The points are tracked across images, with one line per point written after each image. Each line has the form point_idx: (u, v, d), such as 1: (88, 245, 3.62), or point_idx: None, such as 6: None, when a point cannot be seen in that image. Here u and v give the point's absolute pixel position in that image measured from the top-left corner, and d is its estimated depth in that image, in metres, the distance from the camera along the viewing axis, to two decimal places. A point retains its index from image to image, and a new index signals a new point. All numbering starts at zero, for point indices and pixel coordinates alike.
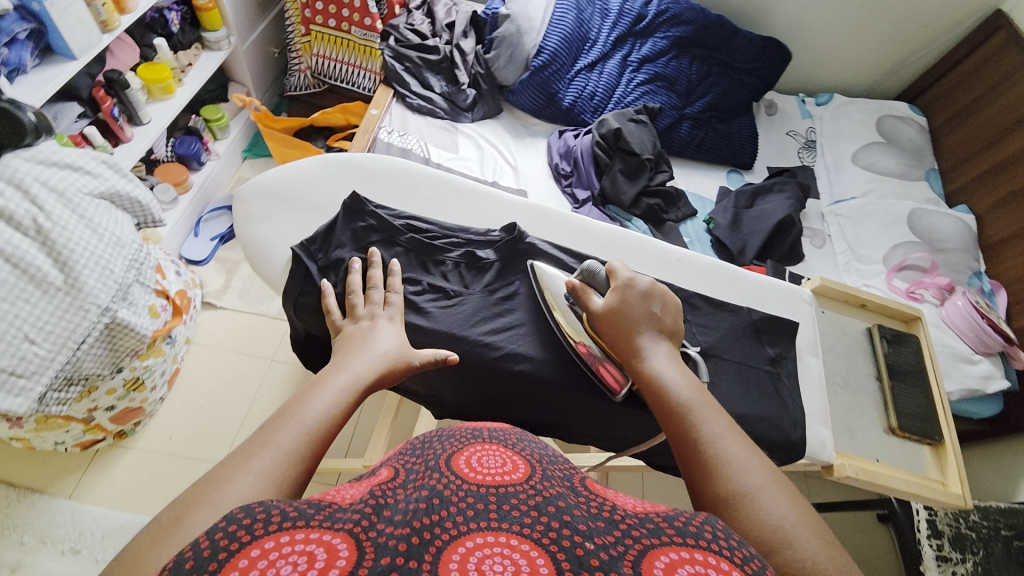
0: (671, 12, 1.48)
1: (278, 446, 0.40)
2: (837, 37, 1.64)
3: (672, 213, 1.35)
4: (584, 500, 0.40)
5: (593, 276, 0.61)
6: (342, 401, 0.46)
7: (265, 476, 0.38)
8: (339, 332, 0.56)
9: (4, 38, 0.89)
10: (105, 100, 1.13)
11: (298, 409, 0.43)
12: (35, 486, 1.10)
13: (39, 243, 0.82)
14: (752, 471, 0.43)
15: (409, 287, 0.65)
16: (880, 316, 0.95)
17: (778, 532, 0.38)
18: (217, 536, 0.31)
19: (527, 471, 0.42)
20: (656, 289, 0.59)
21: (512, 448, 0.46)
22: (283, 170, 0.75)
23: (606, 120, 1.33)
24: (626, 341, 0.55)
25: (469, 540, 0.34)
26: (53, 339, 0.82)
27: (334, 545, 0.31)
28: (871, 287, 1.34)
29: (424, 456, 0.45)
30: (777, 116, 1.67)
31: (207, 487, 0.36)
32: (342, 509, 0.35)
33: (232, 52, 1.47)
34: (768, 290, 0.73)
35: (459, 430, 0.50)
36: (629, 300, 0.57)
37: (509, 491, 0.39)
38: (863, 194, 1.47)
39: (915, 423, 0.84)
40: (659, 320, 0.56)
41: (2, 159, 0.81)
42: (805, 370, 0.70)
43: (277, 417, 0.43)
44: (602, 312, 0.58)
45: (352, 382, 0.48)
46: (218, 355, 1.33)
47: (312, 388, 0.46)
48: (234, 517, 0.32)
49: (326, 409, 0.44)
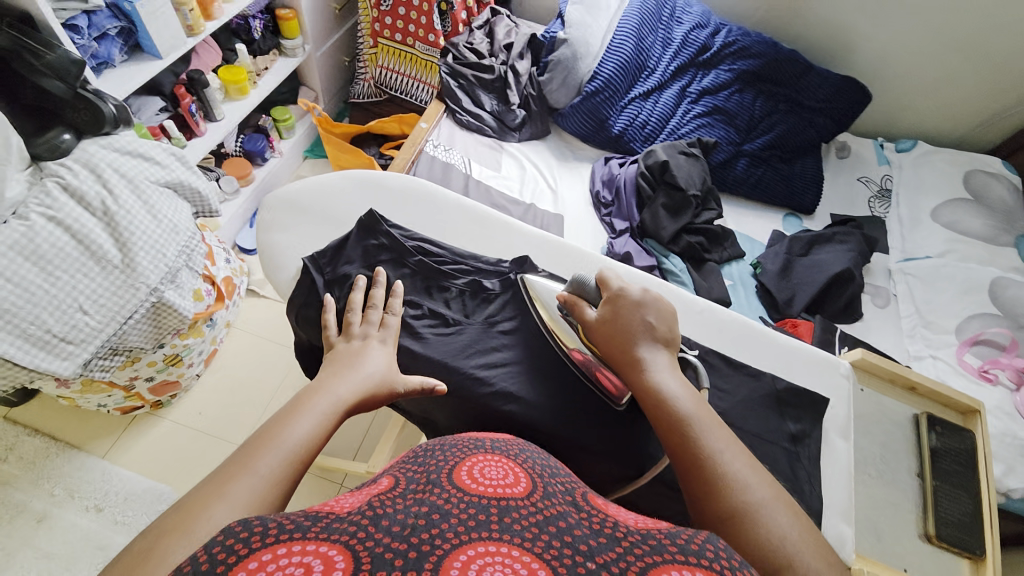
0: (739, 44, 1.42)
1: (255, 472, 0.41)
2: (926, 81, 1.50)
3: (716, 252, 1.28)
4: (587, 517, 0.39)
5: (584, 289, 0.63)
6: (322, 424, 0.47)
7: (242, 503, 0.38)
8: (332, 348, 0.58)
9: (96, 34, 1.00)
10: (184, 97, 1.23)
11: (277, 434, 0.44)
12: (75, 442, 1.20)
13: (104, 223, 0.91)
14: (757, 487, 0.46)
15: (408, 308, 0.67)
16: (932, 402, 0.85)
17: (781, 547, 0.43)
18: (215, 550, 0.30)
19: (528, 487, 0.41)
20: (649, 299, 0.60)
21: (515, 461, 0.45)
22: (309, 182, 0.78)
23: (654, 151, 1.29)
24: (624, 353, 0.56)
25: (470, 549, 0.32)
26: (104, 312, 0.90)
27: (331, 556, 0.30)
28: (937, 359, 1.20)
29: (426, 466, 0.42)
30: (849, 160, 1.55)
31: (184, 516, 0.36)
32: (340, 519, 0.34)
33: (306, 59, 1.57)
34: (798, 357, 0.66)
35: (460, 439, 0.48)
36: (621, 309, 0.59)
37: (509, 505, 0.37)
38: (938, 255, 1.33)
39: (955, 532, 0.74)
40: (653, 330, 0.57)
41: (83, 146, 0.92)
42: (831, 453, 0.63)
43: (255, 441, 0.43)
44: (598, 320, 0.59)
45: (333, 405, 0.49)
46: (252, 341, 1.40)
47: (291, 412, 0.47)
48: (231, 531, 0.32)
49: (305, 434, 0.45)
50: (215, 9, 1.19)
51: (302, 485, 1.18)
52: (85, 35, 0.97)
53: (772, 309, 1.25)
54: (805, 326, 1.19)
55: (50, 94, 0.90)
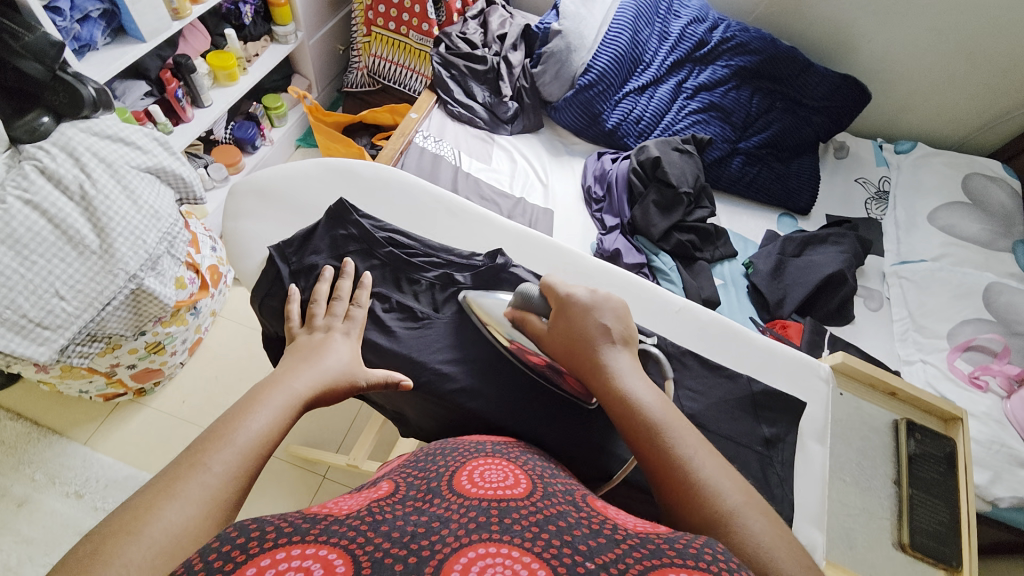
0: (737, 39, 1.40)
1: (207, 469, 0.39)
2: (927, 81, 1.48)
3: (707, 251, 1.27)
4: (586, 517, 0.39)
5: (530, 300, 0.62)
6: (279, 417, 0.46)
7: (195, 501, 0.37)
8: (293, 340, 0.57)
9: (78, 16, 0.98)
10: (170, 81, 1.22)
11: (230, 429, 0.43)
12: (57, 428, 1.20)
13: (82, 207, 0.89)
14: (731, 492, 0.45)
15: (376, 300, 0.66)
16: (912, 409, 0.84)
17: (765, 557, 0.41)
18: (212, 557, 0.29)
19: (528, 488, 0.42)
20: (599, 300, 0.59)
21: (515, 463, 0.48)
22: (280, 170, 0.76)
23: (646, 147, 1.27)
24: (585, 362, 0.55)
25: (470, 551, 0.32)
26: (81, 297, 0.89)
27: (331, 560, 0.30)
28: (927, 364, 1.18)
29: (426, 473, 0.44)
30: (847, 160, 1.53)
31: (128, 519, 0.35)
32: (339, 522, 0.34)
33: (298, 46, 1.55)
34: (776, 358, 0.65)
35: (462, 444, 0.52)
36: (574, 318, 0.58)
37: (509, 507, 0.38)
38: (933, 259, 1.31)
39: (930, 542, 0.73)
40: (610, 331, 0.57)
41: (60, 129, 0.91)
42: (806, 458, 0.61)
43: (206, 438, 0.42)
44: (553, 330, 0.59)
45: (290, 399, 0.48)
46: (240, 331, 1.39)
47: (246, 407, 0.45)
48: (225, 537, 0.31)
49: (261, 428, 0.44)
50: None
51: (283, 477, 1.17)
52: (66, 18, 0.95)
53: (763, 309, 1.24)
54: (795, 328, 1.19)
55: (30, 77, 0.88)
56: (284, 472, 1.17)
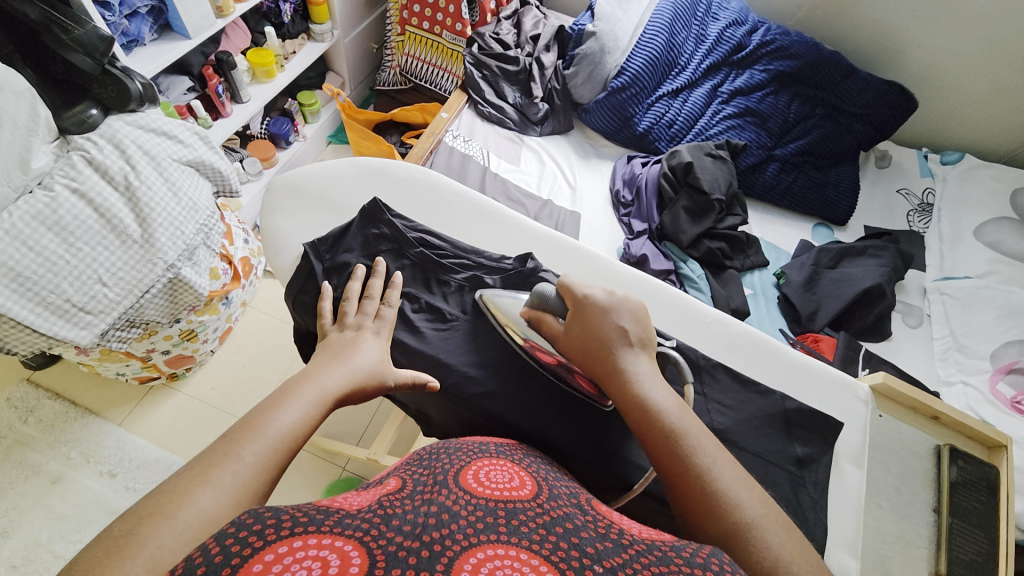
0: (777, 43, 1.36)
1: (240, 459, 0.40)
2: (980, 89, 1.40)
3: (737, 259, 1.24)
4: (592, 519, 0.40)
5: (546, 300, 0.61)
6: (310, 413, 0.47)
7: (228, 489, 0.38)
8: (326, 337, 0.58)
9: (127, 11, 1.02)
10: (211, 78, 1.25)
11: (263, 421, 0.44)
12: (93, 408, 1.25)
13: (125, 198, 0.93)
14: (749, 503, 0.45)
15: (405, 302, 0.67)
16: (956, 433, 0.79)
17: (779, 565, 0.42)
18: (229, 542, 0.30)
19: (534, 490, 0.43)
20: (617, 301, 0.59)
21: (520, 466, 0.48)
22: (316, 168, 0.78)
23: (678, 152, 1.24)
24: (604, 366, 0.55)
25: (480, 551, 0.33)
26: (122, 284, 0.92)
27: (347, 552, 0.31)
28: (968, 386, 1.13)
29: (432, 468, 0.44)
30: (888, 170, 1.48)
31: (164, 502, 0.36)
32: (352, 514, 0.35)
33: (334, 44, 1.58)
34: (811, 375, 0.63)
35: (464, 445, 0.51)
36: (591, 318, 0.57)
37: (516, 509, 0.38)
38: (979, 276, 1.25)
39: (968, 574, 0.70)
40: (628, 334, 0.56)
41: (108, 121, 0.94)
42: (842, 481, 0.59)
43: (240, 428, 0.43)
44: (569, 332, 0.58)
45: (321, 395, 0.48)
46: (268, 322, 1.42)
47: (278, 400, 0.46)
48: (242, 524, 0.31)
49: (293, 422, 0.45)
50: None
51: (305, 466, 1.20)
52: (115, 12, 0.98)
53: (794, 322, 1.20)
54: (827, 342, 1.14)
55: (80, 70, 0.91)
56: (306, 461, 1.20)
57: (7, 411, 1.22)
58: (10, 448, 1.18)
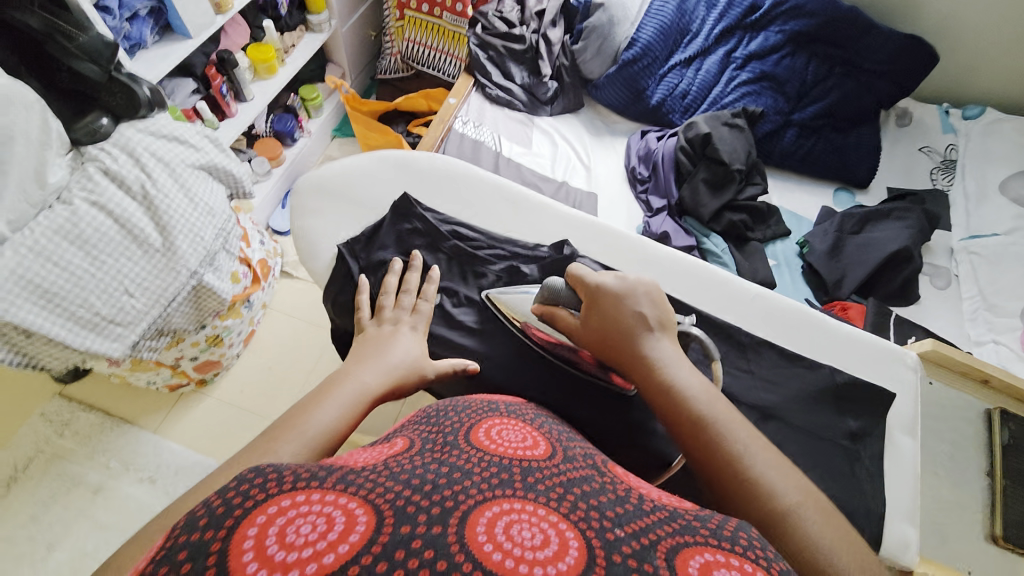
0: (792, 2, 1.31)
1: (277, 456, 0.40)
2: (1006, 36, 1.34)
3: (759, 231, 1.22)
4: (607, 481, 0.41)
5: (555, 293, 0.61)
6: (348, 412, 0.46)
7: None
8: (362, 331, 0.60)
9: (128, 14, 0.99)
10: (215, 78, 1.22)
11: (302, 419, 0.44)
12: (127, 417, 1.27)
13: (144, 207, 0.92)
14: (786, 490, 0.45)
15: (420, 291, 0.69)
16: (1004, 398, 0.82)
17: (818, 554, 0.41)
18: (231, 496, 0.31)
19: (547, 450, 0.44)
20: (636, 288, 0.58)
21: (531, 425, 0.49)
22: (339, 166, 0.76)
23: (695, 123, 1.21)
24: (624, 353, 0.55)
25: (495, 506, 0.33)
26: (148, 294, 0.93)
27: (351, 509, 0.31)
28: (1000, 345, 1.12)
29: (440, 428, 0.45)
30: (909, 128, 1.43)
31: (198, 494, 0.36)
32: (355, 473, 0.35)
33: (332, 34, 1.54)
34: (861, 347, 0.62)
35: (472, 403, 0.53)
36: (607, 309, 0.57)
37: (530, 467, 0.39)
38: (1007, 232, 1.22)
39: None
40: (648, 319, 0.56)
41: (121, 129, 0.93)
42: (895, 452, 0.58)
43: (280, 426, 0.43)
44: (586, 324, 0.58)
45: (359, 394, 0.48)
46: (288, 321, 1.43)
47: (317, 400, 0.46)
48: (246, 479, 0.33)
49: (330, 421, 0.45)
50: None
51: None
52: (116, 16, 0.96)
53: (820, 291, 1.19)
54: (856, 309, 1.13)
55: (87, 79, 0.89)
56: None
57: (43, 426, 1.24)
58: (49, 462, 1.20)
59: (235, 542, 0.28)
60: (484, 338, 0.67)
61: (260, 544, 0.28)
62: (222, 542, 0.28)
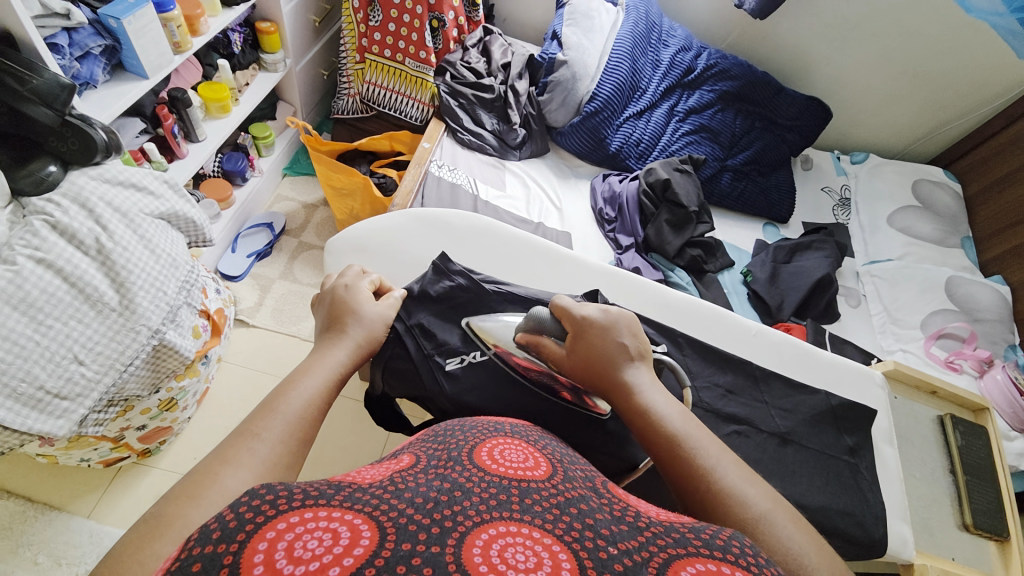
0: (720, 66, 1.52)
1: (260, 438, 0.45)
2: (876, 100, 1.66)
3: (712, 263, 1.34)
4: (607, 503, 0.40)
5: (542, 323, 0.65)
6: (323, 387, 0.52)
7: (249, 469, 0.42)
8: (320, 301, 0.65)
9: (78, 53, 0.91)
10: (167, 117, 1.15)
11: (282, 401, 0.49)
12: (53, 503, 1.08)
13: (98, 262, 0.81)
14: (757, 499, 0.48)
15: (466, 342, 0.73)
16: (950, 403, 1.02)
17: (792, 558, 0.44)
18: (242, 509, 0.31)
19: (549, 470, 0.43)
20: (617, 321, 0.62)
21: (535, 447, 0.48)
22: (373, 225, 0.88)
23: (654, 169, 1.34)
24: (606, 381, 0.59)
25: (491, 528, 0.33)
26: (102, 360, 0.81)
27: (356, 526, 0.31)
28: (907, 352, 1.33)
29: (446, 445, 0.45)
30: (812, 171, 1.68)
31: (199, 484, 0.40)
32: (362, 490, 0.35)
33: (287, 74, 1.50)
34: (839, 368, 0.80)
35: (480, 424, 0.52)
36: (594, 338, 0.61)
37: (531, 487, 0.39)
38: (899, 257, 1.48)
39: (986, 519, 0.90)
40: (629, 350, 0.60)
41: (71, 177, 0.83)
42: (882, 459, 0.76)
43: (260, 410, 0.48)
44: (572, 354, 0.61)
45: (332, 371, 0.54)
46: (246, 374, 1.30)
47: (296, 377, 0.52)
48: (255, 494, 0.32)
49: (308, 398, 0.50)
50: (202, 24, 1.11)
51: None
52: (66, 55, 0.88)
53: (765, 314, 1.33)
54: (798, 330, 1.28)
55: (34, 122, 0.81)
56: None
57: None
58: None
59: (246, 555, 0.28)
60: (524, 389, 0.68)
61: (270, 559, 0.28)
62: (234, 554, 0.28)
